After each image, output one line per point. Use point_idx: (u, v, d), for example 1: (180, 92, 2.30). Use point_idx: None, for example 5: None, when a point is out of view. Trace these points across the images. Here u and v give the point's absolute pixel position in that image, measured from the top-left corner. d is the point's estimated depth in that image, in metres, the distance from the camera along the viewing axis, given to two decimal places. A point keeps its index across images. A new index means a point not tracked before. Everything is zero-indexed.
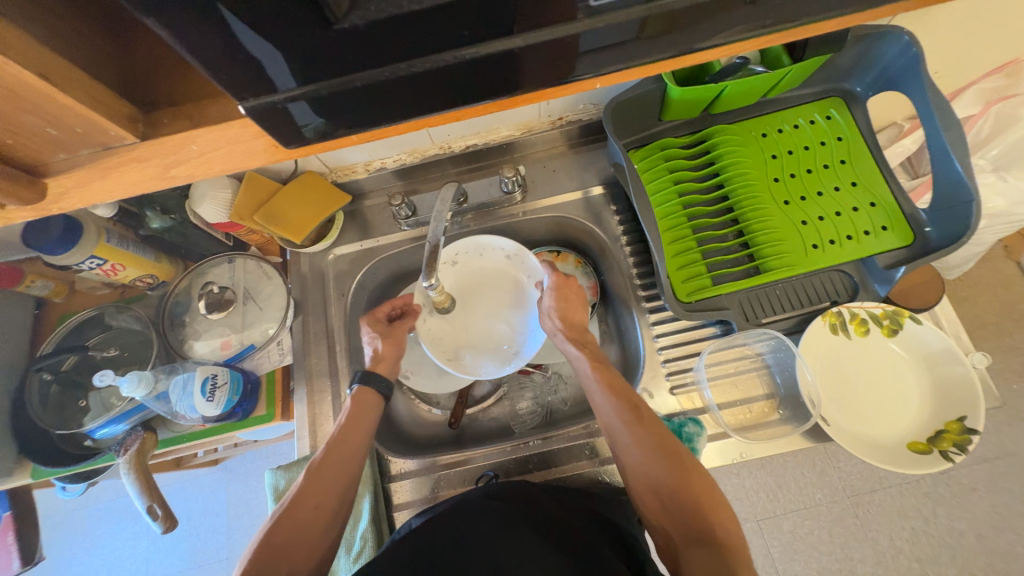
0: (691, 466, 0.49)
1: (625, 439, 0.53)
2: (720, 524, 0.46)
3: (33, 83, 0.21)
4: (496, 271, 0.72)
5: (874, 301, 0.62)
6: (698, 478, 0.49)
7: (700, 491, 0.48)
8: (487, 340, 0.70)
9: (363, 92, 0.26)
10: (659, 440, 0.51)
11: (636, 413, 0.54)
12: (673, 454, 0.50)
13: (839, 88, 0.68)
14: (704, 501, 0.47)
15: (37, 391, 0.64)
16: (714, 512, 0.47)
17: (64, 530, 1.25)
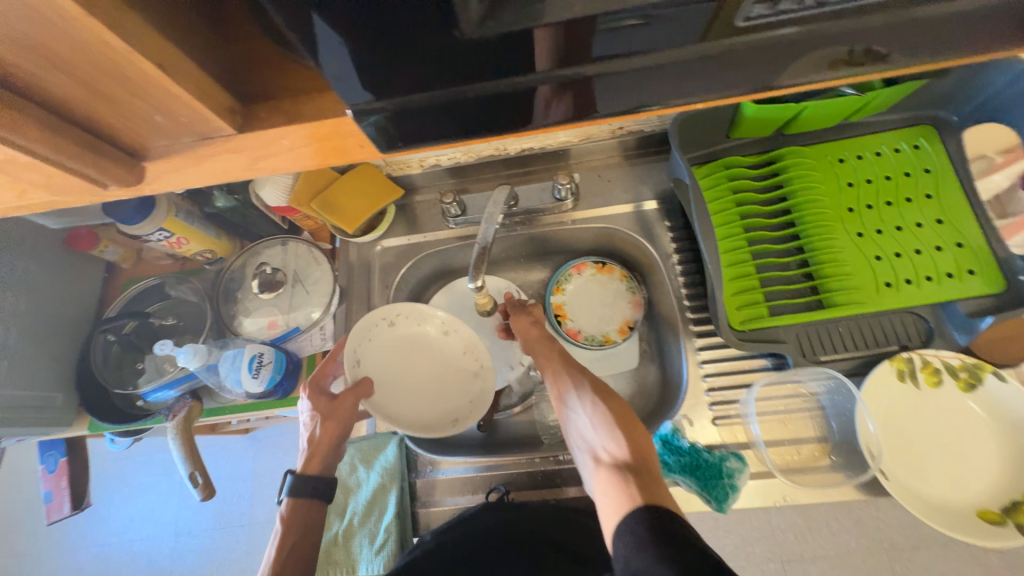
0: (619, 403, 0.52)
1: (564, 388, 0.57)
2: (638, 448, 0.47)
3: (151, 72, 0.22)
4: (435, 345, 0.64)
5: (951, 350, 0.57)
6: (622, 411, 0.51)
7: (626, 425, 0.49)
8: (426, 406, 0.61)
9: (467, 104, 0.25)
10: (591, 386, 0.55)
11: (574, 363, 0.59)
12: (602, 394, 0.53)
13: (930, 116, 0.63)
14: (626, 430, 0.48)
15: (100, 349, 0.69)
16: (636, 438, 0.48)
17: (108, 477, 1.34)
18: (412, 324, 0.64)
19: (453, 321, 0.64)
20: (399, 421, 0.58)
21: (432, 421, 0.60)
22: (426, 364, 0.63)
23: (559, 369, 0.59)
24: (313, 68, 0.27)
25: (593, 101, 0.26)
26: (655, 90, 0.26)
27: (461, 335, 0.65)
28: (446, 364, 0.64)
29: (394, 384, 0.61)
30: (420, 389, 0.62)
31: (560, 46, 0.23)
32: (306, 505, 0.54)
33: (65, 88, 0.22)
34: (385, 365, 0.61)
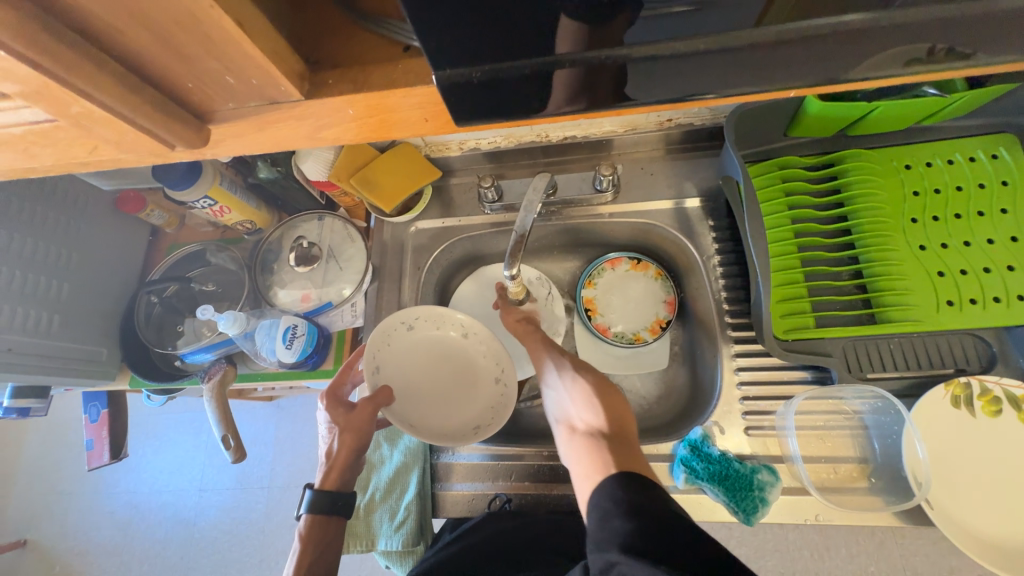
0: (598, 379, 0.57)
1: (547, 364, 0.62)
2: (612, 417, 0.52)
3: (228, 30, 0.21)
4: (455, 348, 0.64)
5: (1015, 378, 0.53)
6: (598, 383, 0.56)
7: (603, 398, 0.54)
8: (445, 411, 0.60)
9: (559, 80, 0.23)
10: (568, 363, 0.60)
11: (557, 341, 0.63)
12: (582, 371, 0.58)
13: (1012, 124, 0.58)
14: (603, 403, 0.54)
15: (143, 309, 0.71)
16: (612, 409, 0.53)
17: (141, 430, 1.42)
18: (433, 327, 0.64)
19: (474, 326, 0.64)
20: (419, 428, 0.57)
21: (451, 427, 0.59)
22: (446, 368, 0.62)
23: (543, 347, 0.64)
24: (381, 36, 0.26)
25: (675, 87, 0.24)
26: (748, 78, 0.24)
27: (483, 340, 0.64)
28: (468, 369, 0.63)
29: (416, 389, 0.61)
30: (441, 395, 0.61)
31: (655, 20, 0.21)
32: (323, 519, 0.55)
33: (142, 43, 0.22)
34: (404, 370, 0.61)
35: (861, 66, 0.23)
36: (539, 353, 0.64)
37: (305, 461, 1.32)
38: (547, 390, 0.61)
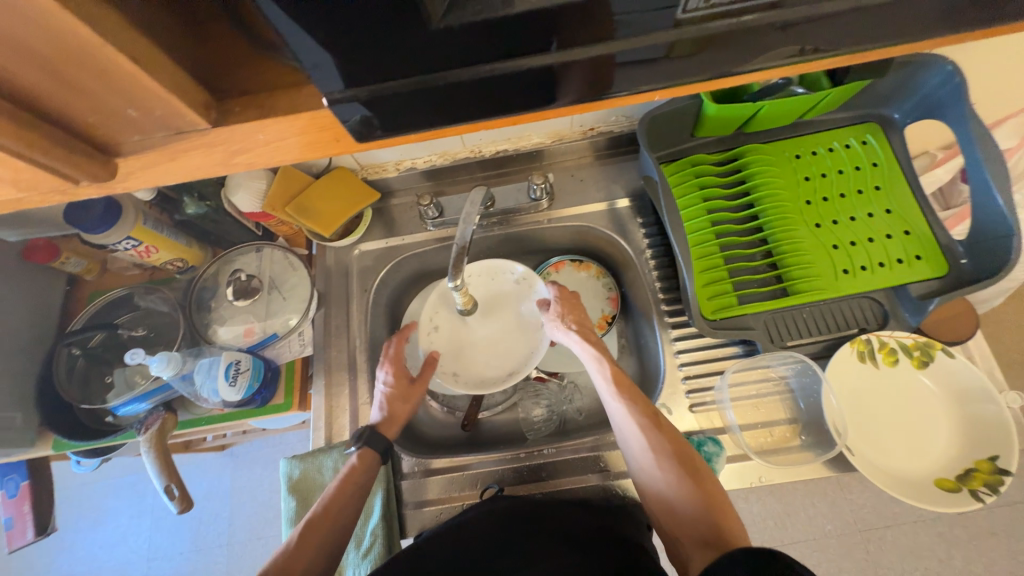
0: (703, 476, 0.51)
1: (639, 447, 0.54)
2: (727, 529, 0.47)
3: (126, 66, 0.22)
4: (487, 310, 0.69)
5: (905, 331, 0.61)
6: (708, 485, 0.50)
7: (712, 502, 0.49)
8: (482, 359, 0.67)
9: (442, 92, 0.26)
10: (665, 450, 0.52)
11: (650, 416, 0.55)
12: (685, 466, 0.51)
13: (876, 114, 0.68)
14: (716, 511, 0.48)
15: (64, 363, 0.66)
16: (724, 518, 0.48)
17: (75, 502, 1.28)
18: (490, 280, 0.73)
19: (528, 277, 0.71)
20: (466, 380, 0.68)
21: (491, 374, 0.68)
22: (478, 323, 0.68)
23: (629, 420, 0.55)
24: (287, 65, 0.28)
25: (557, 89, 0.28)
26: (615, 81, 0.28)
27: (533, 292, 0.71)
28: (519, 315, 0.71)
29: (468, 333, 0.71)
30: (490, 336, 0.70)
31: (526, 37, 0.24)
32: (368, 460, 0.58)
33: (37, 83, 0.23)
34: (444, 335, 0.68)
35: (715, 66, 0.28)
36: (626, 427, 0.55)
37: (267, 509, 1.24)
38: (637, 470, 0.55)
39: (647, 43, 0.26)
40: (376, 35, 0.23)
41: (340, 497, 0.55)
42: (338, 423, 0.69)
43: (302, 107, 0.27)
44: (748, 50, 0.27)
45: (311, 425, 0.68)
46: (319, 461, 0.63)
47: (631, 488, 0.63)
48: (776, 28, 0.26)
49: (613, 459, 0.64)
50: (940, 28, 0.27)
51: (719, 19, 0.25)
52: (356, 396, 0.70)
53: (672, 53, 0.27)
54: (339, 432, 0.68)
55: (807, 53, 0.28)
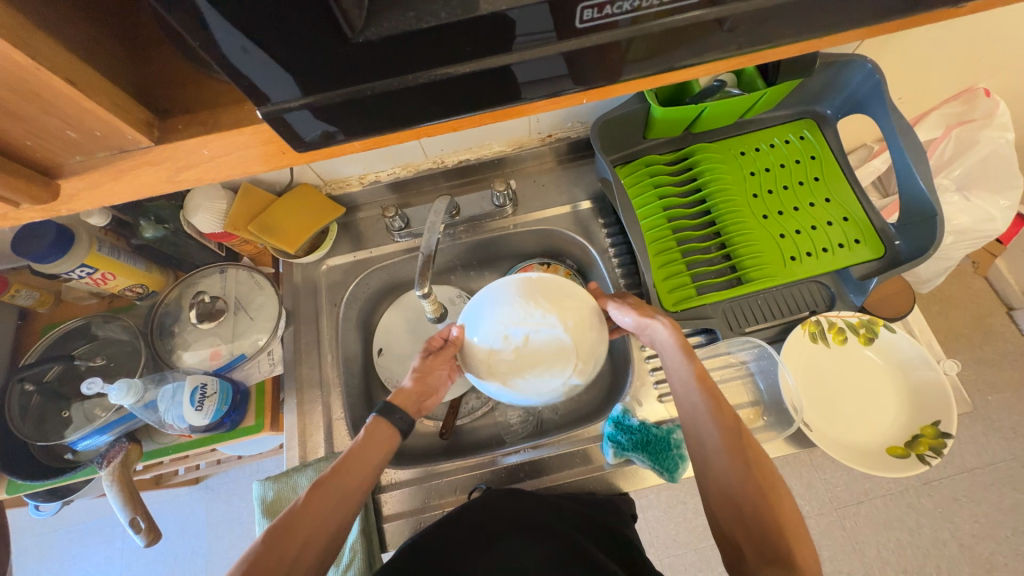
0: (778, 489, 0.45)
1: (712, 446, 0.47)
2: (798, 550, 0.41)
3: (62, 88, 0.23)
4: (468, 354, 0.62)
5: (850, 310, 0.65)
6: (781, 501, 0.44)
7: (787, 523, 0.43)
8: (548, 350, 0.60)
9: (370, 102, 0.26)
10: (746, 453, 0.46)
11: (730, 414, 0.49)
12: (762, 474, 0.45)
13: (811, 111, 0.72)
14: (790, 530, 0.42)
15: (16, 402, 0.62)
16: (795, 539, 0.42)
17: (37, 552, 1.20)
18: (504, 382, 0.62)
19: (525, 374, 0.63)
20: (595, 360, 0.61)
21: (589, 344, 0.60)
22: (499, 366, 0.60)
23: (707, 415, 0.49)
24: (230, 83, 0.29)
25: (492, 94, 0.28)
26: (544, 88, 0.29)
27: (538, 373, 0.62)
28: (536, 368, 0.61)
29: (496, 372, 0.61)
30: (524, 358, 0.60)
31: (457, 47, 0.25)
32: (387, 429, 0.56)
33: None
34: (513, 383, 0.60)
35: (646, 69, 0.29)
36: (701, 422, 0.49)
37: (247, 541, 1.19)
38: (703, 476, 0.48)
39: (567, 50, 0.27)
40: (305, 49, 0.23)
41: (362, 468, 0.52)
42: (313, 441, 0.68)
43: (246, 123, 0.28)
44: (690, 43, 0.28)
45: (285, 445, 0.67)
46: (294, 482, 0.61)
47: (609, 481, 0.64)
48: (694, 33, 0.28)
49: (590, 455, 0.65)
50: (845, 29, 0.29)
51: (663, 19, 0.26)
52: (328, 414, 0.69)
53: (631, 51, 0.28)
54: (315, 450, 0.67)
55: (736, 51, 0.29)
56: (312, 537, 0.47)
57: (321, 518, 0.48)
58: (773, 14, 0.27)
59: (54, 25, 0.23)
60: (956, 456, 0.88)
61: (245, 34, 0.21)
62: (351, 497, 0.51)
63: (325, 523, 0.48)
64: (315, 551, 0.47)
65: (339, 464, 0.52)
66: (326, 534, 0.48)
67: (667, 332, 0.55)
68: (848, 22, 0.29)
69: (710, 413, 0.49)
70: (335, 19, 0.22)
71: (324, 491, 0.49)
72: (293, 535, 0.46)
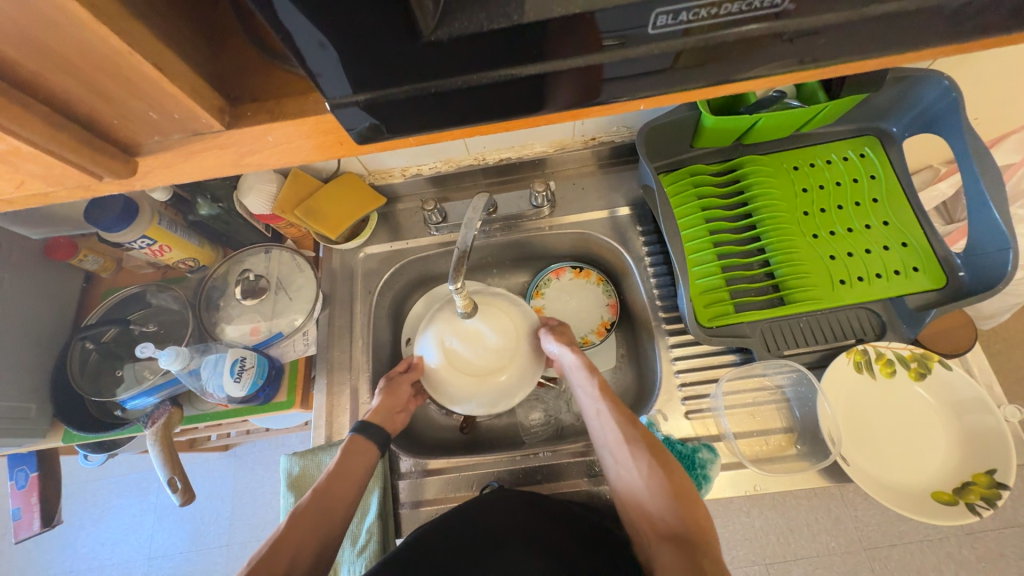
0: (670, 466, 0.53)
1: (613, 439, 0.56)
2: (694, 522, 0.49)
3: (149, 72, 0.25)
4: (432, 371, 0.61)
5: (902, 342, 0.61)
6: (674, 474, 0.52)
7: (679, 492, 0.51)
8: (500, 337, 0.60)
9: (432, 100, 0.27)
10: (640, 439, 0.55)
11: (624, 412, 0.57)
12: (655, 456, 0.53)
13: (875, 128, 0.68)
14: (684, 502, 0.50)
15: (78, 357, 0.68)
16: (691, 511, 0.50)
17: (82, 497, 1.30)
18: (467, 379, 0.59)
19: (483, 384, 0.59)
20: (537, 357, 0.64)
21: (527, 342, 0.62)
22: (454, 363, 0.59)
23: (606, 416, 0.57)
24: (298, 75, 0.30)
25: (547, 99, 0.28)
26: (599, 96, 0.29)
27: (496, 376, 0.59)
28: (494, 364, 0.59)
29: (462, 365, 0.59)
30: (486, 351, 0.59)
31: (518, 51, 0.25)
32: (364, 445, 0.59)
33: (71, 88, 0.25)
34: (470, 382, 0.59)
35: (707, 79, 0.28)
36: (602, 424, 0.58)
37: (267, 510, 1.25)
38: (613, 469, 0.56)
39: (631, 57, 0.26)
40: (368, 45, 0.23)
41: (347, 481, 0.56)
42: (339, 421, 0.70)
43: (308, 112, 0.29)
44: (758, 53, 0.27)
45: (313, 423, 0.69)
46: (319, 458, 0.64)
47: None
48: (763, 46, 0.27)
49: None
50: (930, 44, 0.27)
51: (732, 29, 0.25)
52: (354, 398, 0.71)
53: (679, 63, 0.27)
54: (340, 431, 0.69)
55: (805, 64, 0.28)
56: (298, 556, 0.50)
57: (302, 543, 0.51)
58: (853, 28, 0.26)
59: (145, 12, 0.25)
60: (1007, 508, 0.82)
61: (323, 31, 0.22)
62: (333, 517, 0.54)
63: (308, 546, 0.51)
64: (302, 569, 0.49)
65: (321, 483, 0.56)
66: (310, 555, 0.51)
67: (574, 354, 0.62)
68: (942, 38, 0.27)
69: (609, 415, 0.57)
70: (408, 19, 0.22)
71: (305, 515, 0.53)
72: (281, 553, 0.49)
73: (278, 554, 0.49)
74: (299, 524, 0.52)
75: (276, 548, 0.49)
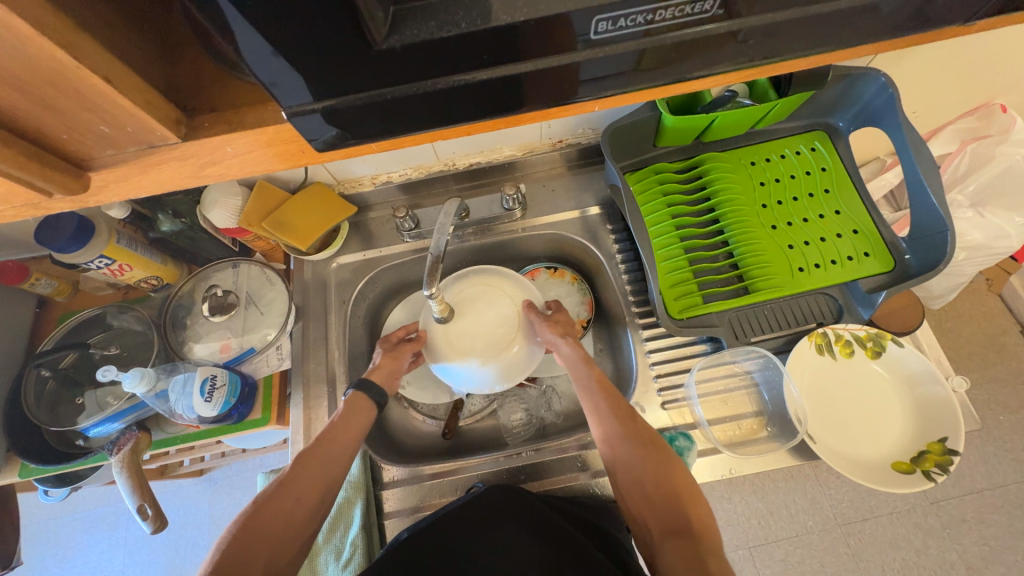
0: (673, 463, 0.53)
1: (615, 436, 0.55)
2: (697, 518, 0.49)
3: (99, 85, 0.24)
4: (436, 351, 0.64)
5: (858, 323, 0.65)
6: (676, 466, 0.53)
7: (681, 487, 0.51)
8: (497, 320, 0.64)
9: (391, 106, 0.27)
10: (641, 434, 0.55)
11: (626, 410, 0.57)
12: (658, 452, 0.54)
13: (823, 123, 0.73)
14: (687, 499, 0.50)
15: (33, 387, 0.64)
16: (693, 507, 0.50)
17: (44, 536, 1.22)
18: (471, 356, 0.63)
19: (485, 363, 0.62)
20: (533, 342, 0.66)
21: (524, 328, 0.65)
22: (453, 350, 0.63)
23: (608, 414, 0.57)
24: (256, 85, 0.30)
25: (503, 101, 0.29)
26: (555, 99, 0.30)
27: (495, 357, 0.63)
28: (492, 344, 0.63)
29: (464, 345, 0.63)
30: (485, 333, 0.63)
31: (472, 56, 0.26)
32: (365, 403, 0.59)
33: (16, 103, 0.25)
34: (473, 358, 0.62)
35: (656, 79, 0.30)
36: (604, 423, 0.57)
37: None
38: (613, 466, 0.55)
39: (582, 61, 0.27)
40: (324, 51, 0.24)
41: (349, 431, 0.56)
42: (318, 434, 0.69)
43: (267, 123, 0.29)
44: (704, 54, 0.28)
45: (290, 439, 0.67)
46: None
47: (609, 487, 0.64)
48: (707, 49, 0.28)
49: (594, 457, 0.65)
50: (858, 42, 0.30)
51: (674, 31, 0.27)
52: (332, 410, 0.70)
53: (640, 65, 0.28)
54: None
55: (746, 63, 0.30)
56: (301, 502, 0.50)
57: (307, 488, 0.50)
58: (786, 30, 0.28)
59: (92, 25, 0.24)
60: (965, 476, 0.87)
61: (274, 42, 0.22)
62: (339, 464, 0.53)
63: (314, 489, 0.51)
64: (303, 514, 0.49)
65: (324, 434, 0.54)
66: (314, 499, 0.51)
67: (569, 347, 0.63)
68: (865, 39, 0.29)
69: (611, 413, 0.57)
70: (360, 27, 0.23)
71: (311, 460, 0.52)
72: (284, 496, 0.49)
73: (283, 496, 0.49)
74: (306, 470, 0.51)
75: (280, 490, 0.49)
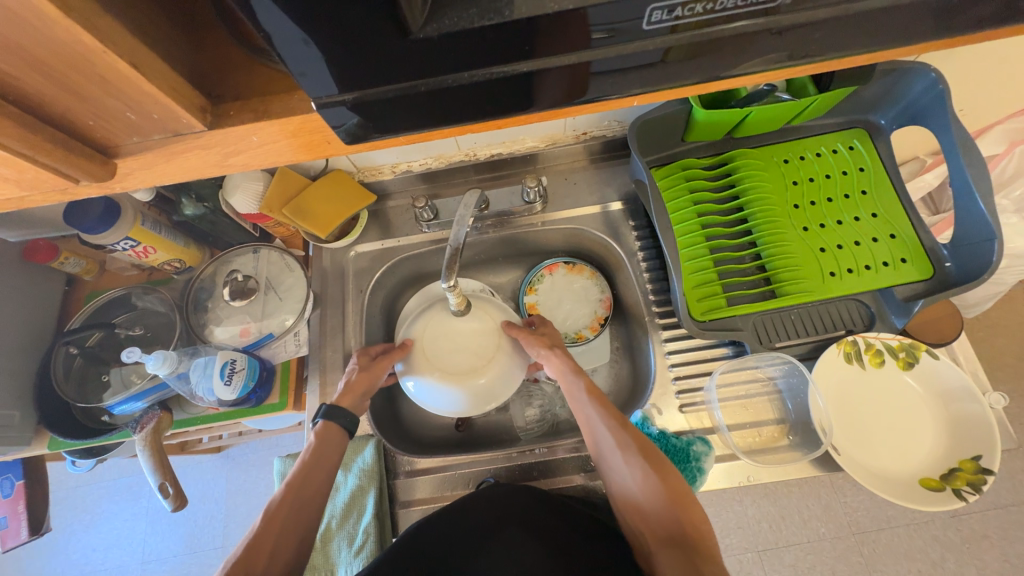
0: (666, 470, 0.51)
1: (607, 445, 0.55)
2: (692, 526, 0.48)
3: (124, 70, 0.24)
4: (418, 366, 0.59)
5: (891, 333, 0.62)
6: (668, 474, 0.51)
7: (675, 496, 0.50)
8: (481, 336, 0.59)
9: (420, 99, 0.26)
10: (632, 442, 0.53)
11: (616, 418, 0.56)
12: (649, 460, 0.52)
13: (864, 120, 0.69)
14: (680, 506, 0.49)
15: (61, 363, 0.66)
16: (688, 515, 0.49)
17: (70, 502, 1.28)
18: (453, 375, 0.57)
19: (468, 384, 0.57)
20: (517, 362, 0.61)
21: (508, 347, 0.60)
22: (435, 366, 0.58)
23: (599, 423, 0.56)
24: (283, 72, 0.29)
25: (540, 95, 0.28)
26: (592, 92, 0.28)
27: (479, 377, 0.57)
28: (476, 363, 0.58)
29: (447, 361, 0.58)
30: (470, 349, 0.58)
31: (508, 46, 0.24)
32: (336, 432, 0.59)
33: (42, 87, 0.24)
34: (456, 376, 0.57)
35: (700, 74, 0.28)
36: (596, 432, 0.56)
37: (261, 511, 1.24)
38: (608, 474, 0.55)
39: (624, 53, 0.26)
40: (354, 40, 0.22)
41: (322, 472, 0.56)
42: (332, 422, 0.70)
43: (294, 112, 0.28)
44: (755, 48, 0.26)
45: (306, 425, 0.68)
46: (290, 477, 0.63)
47: None
48: (757, 44, 0.26)
49: None
50: (921, 37, 0.27)
51: (726, 23, 0.25)
52: None
53: (672, 58, 0.27)
54: None
55: (798, 58, 0.27)
56: (279, 550, 0.49)
57: (284, 531, 0.51)
58: (844, 23, 0.26)
59: (119, 8, 0.24)
60: (990, 492, 0.84)
61: (305, 29, 0.22)
62: (314, 505, 0.54)
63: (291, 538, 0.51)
64: (283, 562, 0.49)
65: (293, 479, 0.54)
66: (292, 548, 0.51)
67: (556, 360, 0.61)
68: (935, 33, 0.27)
69: (601, 422, 0.56)
70: (398, 16, 0.22)
71: (282, 509, 0.52)
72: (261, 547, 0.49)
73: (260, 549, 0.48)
74: (276, 520, 0.51)
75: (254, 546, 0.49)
